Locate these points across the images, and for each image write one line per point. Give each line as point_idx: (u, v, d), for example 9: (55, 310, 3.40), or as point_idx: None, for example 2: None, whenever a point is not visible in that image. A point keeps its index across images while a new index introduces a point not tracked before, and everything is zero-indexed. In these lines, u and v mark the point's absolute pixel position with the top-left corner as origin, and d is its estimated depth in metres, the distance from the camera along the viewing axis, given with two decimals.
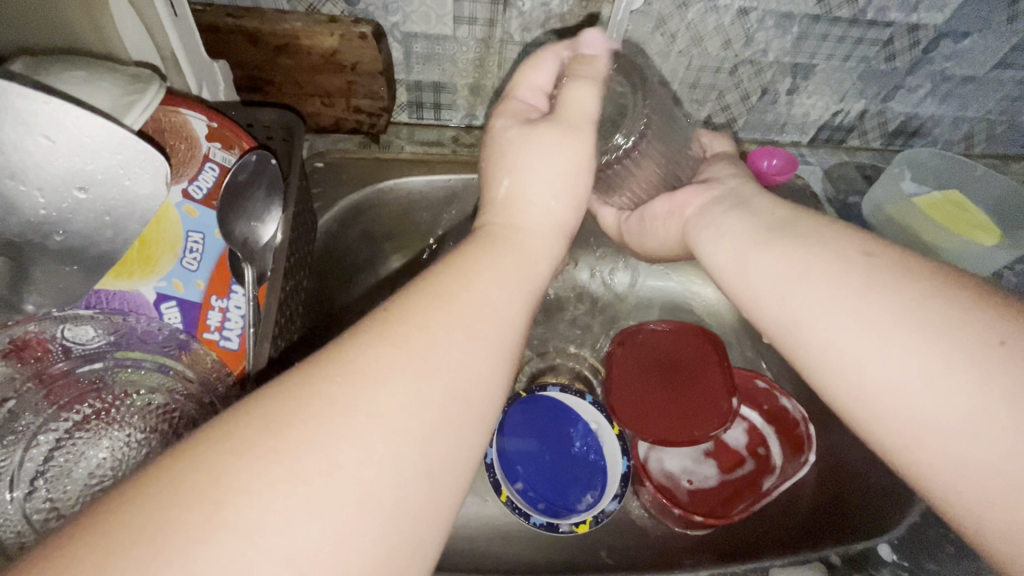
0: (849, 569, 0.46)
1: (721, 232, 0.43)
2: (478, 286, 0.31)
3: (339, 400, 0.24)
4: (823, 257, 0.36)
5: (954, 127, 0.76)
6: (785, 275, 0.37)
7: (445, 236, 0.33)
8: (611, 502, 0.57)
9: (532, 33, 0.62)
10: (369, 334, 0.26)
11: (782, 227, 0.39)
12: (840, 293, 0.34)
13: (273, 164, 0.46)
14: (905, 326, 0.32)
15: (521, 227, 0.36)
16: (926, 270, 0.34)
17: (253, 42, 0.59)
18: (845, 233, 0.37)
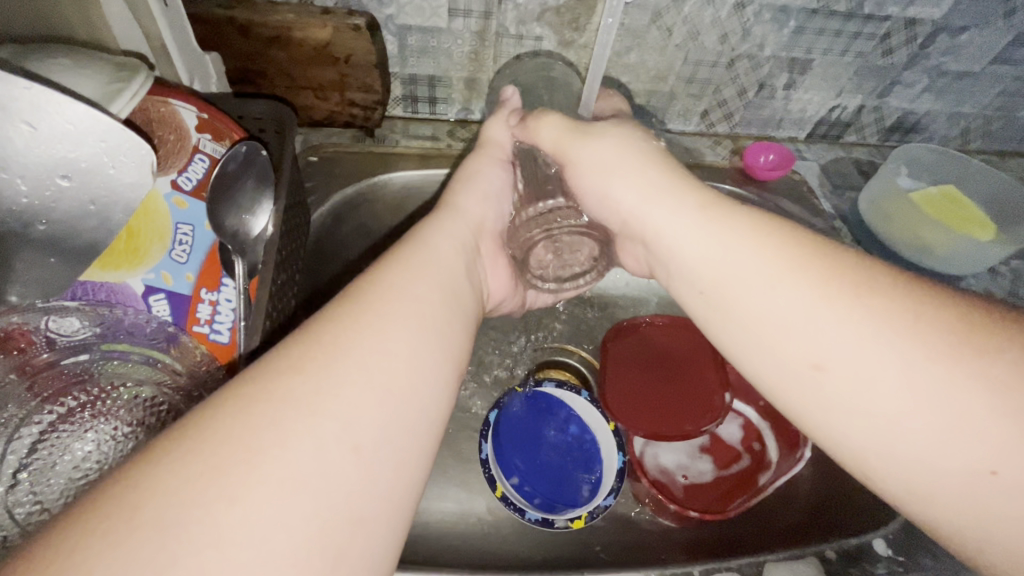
0: (844, 564, 0.46)
1: (682, 295, 0.41)
2: (395, 285, 0.34)
3: (324, 399, 0.27)
4: (780, 350, 0.34)
5: (950, 122, 0.76)
6: (752, 367, 0.36)
7: (419, 261, 0.38)
8: (606, 498, 0.57)
9: (527, 26, 0.61)
10: (352, 345, 0.30)
11: (727, 312, 0.37)
12: (784, 306, 0.34)
13: (264, 156, 0.45)
14: (885, 425, 0.31)
15: (441, 240, 0.42)
16: (894, 348, 0.31)
17: (245, 35, 0.58)
18: (795, 312, 0.34)
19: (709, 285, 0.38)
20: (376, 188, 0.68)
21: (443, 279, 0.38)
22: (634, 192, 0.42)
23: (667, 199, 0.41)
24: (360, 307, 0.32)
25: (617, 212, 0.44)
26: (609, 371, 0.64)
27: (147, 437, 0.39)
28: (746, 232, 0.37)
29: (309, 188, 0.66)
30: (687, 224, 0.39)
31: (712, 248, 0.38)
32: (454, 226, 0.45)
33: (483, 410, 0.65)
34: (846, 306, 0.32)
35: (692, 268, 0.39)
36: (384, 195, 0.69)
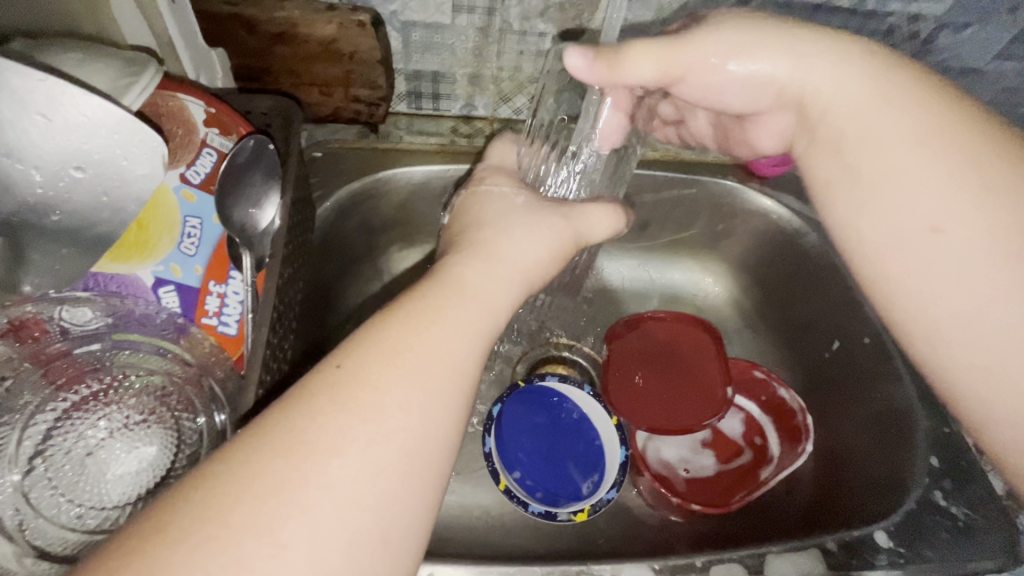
0: (846, 556, 0.46)
1: (811, 158, 0.43)
2: (424, 337, 0.32)
3: (349, 479, 0.27)
4: (903, 215, 0.38)
5: None
6: (864, 229, 0.40)
7: (449, 301, 0.35)
8: (609, 491, 0.57)
9: (531, 21, 0.62)
10: (379, 411, 0.28)
11: (857, 169, 0.39)
12: (961, 221, 0.36)
13: (272, 149, 0.46)
14: (975, 298, 0.36)
15: (477, 275, 0.38)
16: (1021, 223, 0.35)
17: (251, 31, 0.59)
18: (935, 180, 0.36)
19: (848, 140, 0.40)
20: (381, 184, 0.69)
21: (478, 326, 0.35)
22: (783, 58, 0.40)
23: (825, 59, 0.39)
24: (387, 364, 0.30)
25: (771, 87, 0.42)
26: (613, 367, 0.64)
27: (159, 427, 0.41)
28: (911, 104, 0.38)
29: (313, 184, 0.67)
30: (843, 90, 0.39)
31: (863, 108, 0.39)
32: (491, 254, 0.41)
33: (486, 404, 0.65)
34: (988, 183, 0.35)
35: (830, 128, 0.40)
36: (389, 191, 0.69)
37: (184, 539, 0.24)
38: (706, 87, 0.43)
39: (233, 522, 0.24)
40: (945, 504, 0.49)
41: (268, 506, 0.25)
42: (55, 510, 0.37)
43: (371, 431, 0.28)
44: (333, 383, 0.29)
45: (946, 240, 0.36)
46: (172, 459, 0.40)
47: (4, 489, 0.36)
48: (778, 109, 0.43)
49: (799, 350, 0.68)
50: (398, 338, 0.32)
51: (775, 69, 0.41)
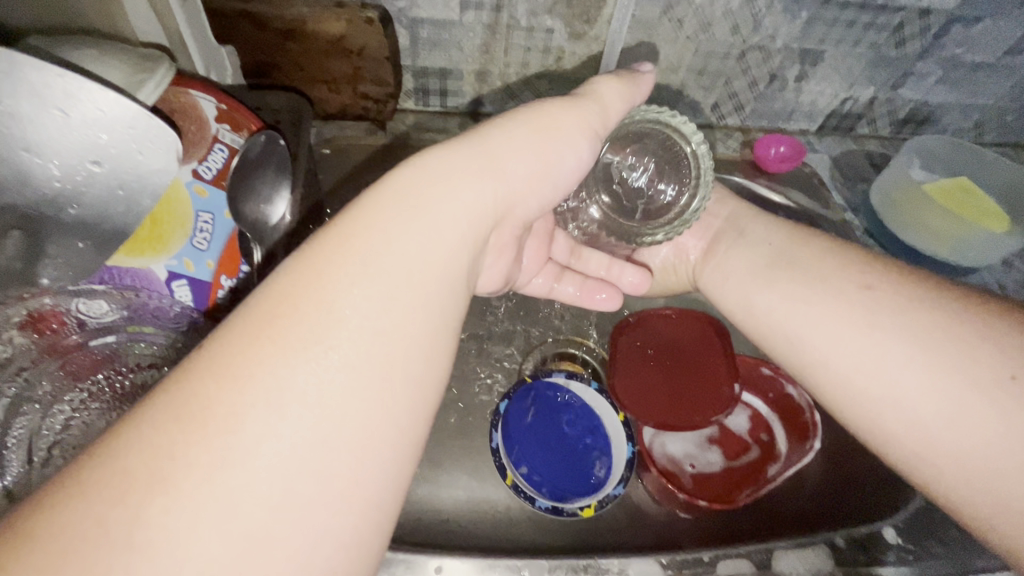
0: (854, 551, 0.46)
1: (735, 276, 0.53)
2: (370, 246, 0.30)
3: (282, 394, 0.25)
4: (825, 335, 0.44)
5: (964, 114, 0.76)
6: (810, 321, 0.45)
7: (405, 212, 0.31)
8: (616, 486, 0.58)
9: (539, 17, 0.62)
10: (321, 322, 0.27)
11: (786, 271, 0.49)
12: (873, 339, 0.42)
13: (283, 145, 0.46)
14: (909, 374, 0.39)
15: (436, 197, 0.33)
16: (912, 300, 0.42)
17: (261, 28, 0.59)
18: (842, 281, 0.45)
19: (775, 289, 0.48)
20: (389, 180, 0.69)
21: (441, 233, 0.32)
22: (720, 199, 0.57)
23: (736, 206, 0.56)
24: (316, 282, 0.28)
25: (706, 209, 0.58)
26: (620, 362, 0.64)
27: None
28: (807, 250, 0.49)
29: (323, 180, 0.67)
30: (759, 243, 0.53)
31: (780, 236, 0.52)
32: (462, 163, 0.35)
33: (494, 400, 0.65)
34: (888, 303, 0.42)
35: (758, 248, 0.52)
36: None
37: (99, 486, 0.22)
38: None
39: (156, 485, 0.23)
40: None
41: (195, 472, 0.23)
42: None
43: (303, 397, 0.26)
44: (271, 343, 0.26)
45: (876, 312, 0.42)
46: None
47: (27, 477, 0.36)
48: (711, 221, 0.57)
49: None
50: (332, 265, 0.29)
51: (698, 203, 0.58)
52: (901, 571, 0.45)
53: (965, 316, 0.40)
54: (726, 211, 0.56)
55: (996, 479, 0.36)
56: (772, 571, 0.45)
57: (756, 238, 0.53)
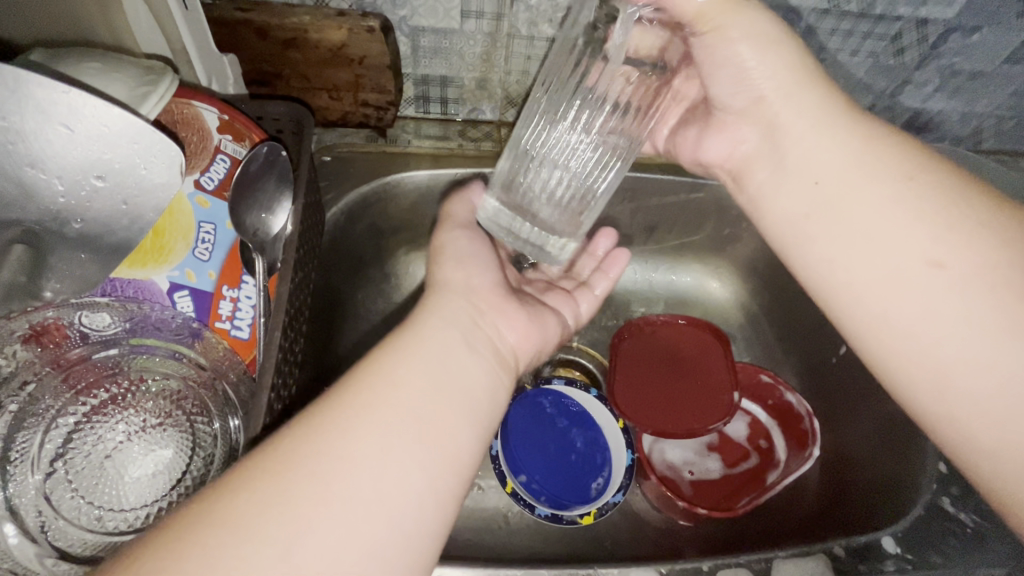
0: (854, 561, 0.46)
1: (778, 199, 0.44)
2: (400, 373, 0.35)
3: (344, 486, 0.30)
4: (867, 277, 0.39)
5: (963, 122, 0.76)
6: (860, 272, 0.39)
7: (425, 344, 0.37)
8: (615, 494, 0.58)
9: (539, 27, 0.63)
10: (368, 428, 0.31)
11: (839, 205, 0.40)
12: (930, 287, 0.37)
13: (285, 156, 0.47)
14: (956, 348, 0.36)
15: (437, 325, 0.39)
16: (989, 258, 0.36)
17: (263, 36, 0.60)
18: (910, 227, 0.38)
19: (825, 205, 0.41)
20: (389, 186, 0.69)
21: (460, 357, 0.38)
22: (772, 78, 0.42)
23: (809, 94, 0.42)
24: (364, 401, 0.33)
25: (751, 92, 0.43)
26: (619, 370, 0.64)
27: (175, 429, 0.41)
28: (884, 151, 0.40)
29: (324, 187, 0.68)
30: (834, 130, 0.41)
31: (840, 151, 0.40)
32: (447, 295, 0.43)
33: None
34: (961, 250, 0.36)
35: (803, 168, 0.42)
36: (395, 194, 0.70)
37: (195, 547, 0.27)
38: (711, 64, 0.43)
39: (246, 518, 0.28)
40: (954, 510, 0.49)
41: (269, 518, 0.28)
42: (74, 512, 0.37)
43: (354, 452, 0.31)
44: (327, 417, 0.32)
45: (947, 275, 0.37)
46: (187, 461, 0.40)
47: (28, 490, 0.37)
48: (744, 120, 0.45)
49: (806, 354, 0.68)
50: (375, 378, 0.34)
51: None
52: None
53: None
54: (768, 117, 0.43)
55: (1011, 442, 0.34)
56: None
57: (818, 155, 0.41)
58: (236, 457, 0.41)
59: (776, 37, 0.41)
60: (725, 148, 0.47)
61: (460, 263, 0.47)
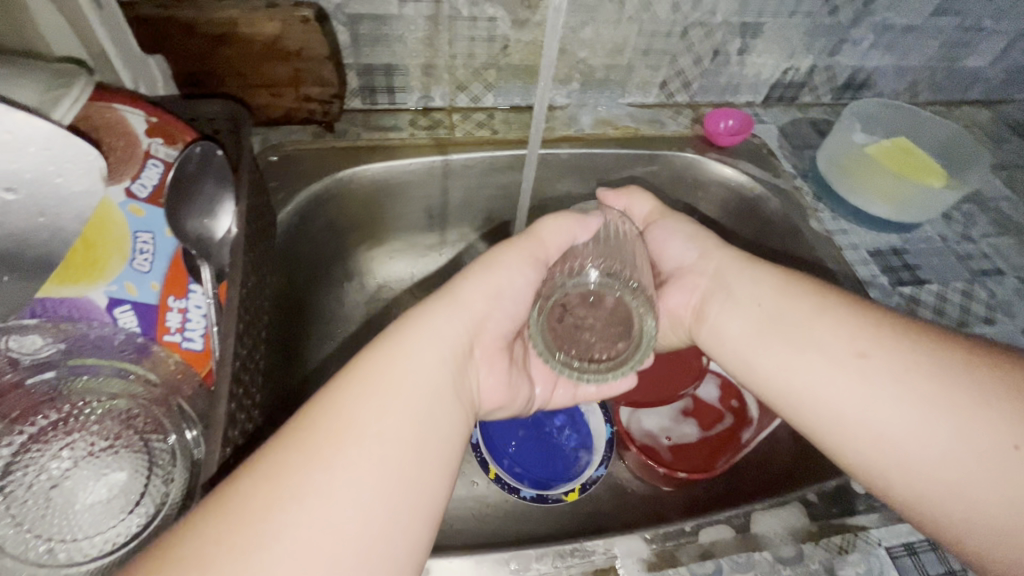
0: (828, 506, 0.47)
1: (729, 325, 0.48)
2: (364, 416, 0.33)
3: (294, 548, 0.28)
4: (812, 378, 0.42)
5: (899, 76, 0.80)
6: (800, 374, 0.42)
7: (392, 377, 0.36)
8: (597, 469, 0.59)
9: (481, 7, 0.63)
10: (328, 477, 0.31)
11: (778, 324, 0.45)
12: (861, 376, 0.40)
13: (221, 155, 0.45)
14: (919, 436, 0.37)
15: (414, 345, 0.38)
16: (912, 359, 0.39)
17: (192, 34, 0.57)
18: (833, 332, 0.42)
19: (764, 321, 0.45)
20: (344, 183, 0.67)
21: (429, 403, 0.36)
22: (694, 246, 0.52)
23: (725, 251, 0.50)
24: (315, 445, 0.32)
25: (691, 260, 0.52)
26: None
27: (127, 451, 0.39)
28: (798, 280, 0.46)
29: (272, 188, 0.65)
30: (748, 271, 0.48)
31: (767, 287, 0.46)
32: (459, 311, 0.41)
33: None
34: (890, 347, 0.40)
35: (741, 296, 0.47)
36: (352, 191, 0.68)
37: None
38: (665, 240, 0.54)
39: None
40: None
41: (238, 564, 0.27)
42: (19, 546, 0.35)
43: (322, 490, 0.30)
44: (299, 458, 0.31)
45: (875, 364, 0.40)
46: (145, 482, 0.39)
47: None
48: (693, 271, 0.51)
49: None
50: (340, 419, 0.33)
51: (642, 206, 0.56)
52: (872, 518, 0.47)
53: (955, 349, 0.39)
54: (709, 271, 0.50)
55: (998, 528, 0.35)
56: (752, 533, 0.45)
57: (744, 296, 0.47)
58: (198, 470, 0.40)
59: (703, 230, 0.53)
60: (684, 298, 0.51)
61: (492, 283, 0.43)
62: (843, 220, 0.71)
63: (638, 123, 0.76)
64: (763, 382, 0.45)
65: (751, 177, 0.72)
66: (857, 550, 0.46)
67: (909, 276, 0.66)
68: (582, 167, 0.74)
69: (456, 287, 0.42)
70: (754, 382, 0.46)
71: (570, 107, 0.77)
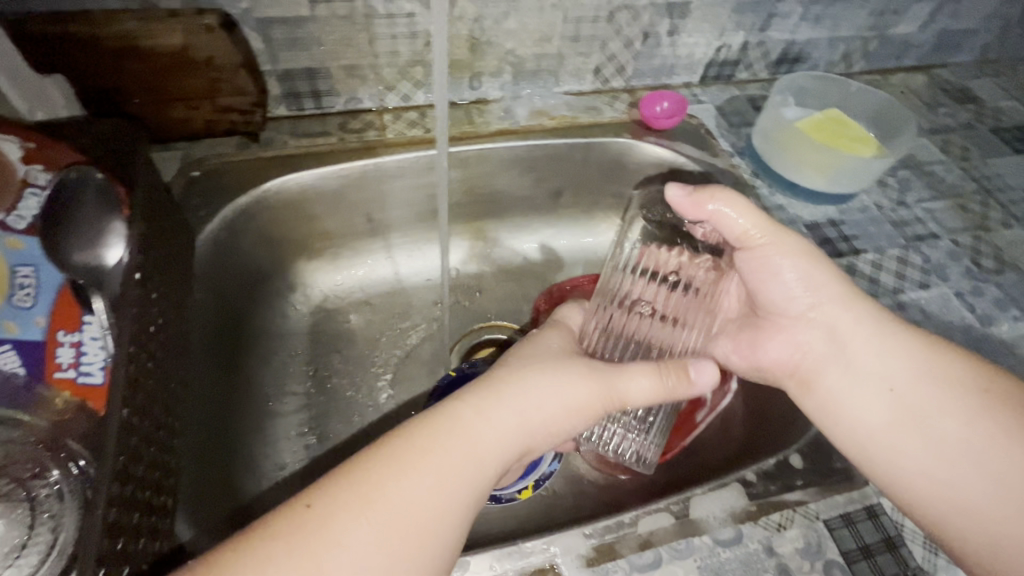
0: (765, 484, 0.47)
1: (860, 398, 0.46)
2: (412, 486, 0.34)
3: None
4: (954, 471, 0.42)
5: (832, 48, 0.80)
6: (950, 476, 0.42)
7: (455, 461, 0.36)
8: (550, 464, 0.59)
9: (397, 3, 0.62)
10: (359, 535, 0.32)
11: (924, 413, 0.44)
12: (1014, 493, 0.40)
13: (100, 176, 0.43)
14: None
15: (478, 430, 0.37)
16: None
17: (90, 50, 0.54)
18: (999, 452, 0.41)
19: (910, 405, 0.44)
20: (274, 194, 0.65)
21: (471, 493, 0.36)
22: (831, 295, 0.48)
23: (863, 308, 0.47)
24: (362, 505, 0.33)
25: (809, 310, 0.48)
26: None
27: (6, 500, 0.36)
28: (947, 361, 0.45)
29: (196, 206, 0.62)
30: (892, 342, 0.46)
31: (915, 366, 0.45)
32: (516, 394, 0.40)
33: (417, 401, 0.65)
34: None
35: (872, 372, 0.46)
36: (283, 201, 0.66)
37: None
38: (758, 275, 0.49)
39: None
40: None
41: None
42: None
43: (358, 548, 0.31)
44: (339, 503, 0.32)
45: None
46: (27, 526, 0.36)
47: None
48: (804, 324, 0.49)
49: None
50: (384, 478, 0.34)
51: (742, 221, 0.48)
52: (809, 492, 0.48)
53: None
54: (822, 328, 0.48)
55: None
56: (690, 519, 0.45)
57: (880, 368, 0.46)
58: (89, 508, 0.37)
59: (815, 254, 0.48)
60: (788, 348, 0.50)
61: (552, 378, 0.41)
62: (780, 195, 0.71)
63: (574, 111, 0.75)
64: (893, 463, 0.44)
65: (687, 159, 0.73)
66: (796, 525, 0.46)
67: (846, 247, 0.67)
68: (519, 160, 0.72)
69: (530, 373, 0.41)
70: (880, 460, 0.45)
71: (504, 100, 0.75)
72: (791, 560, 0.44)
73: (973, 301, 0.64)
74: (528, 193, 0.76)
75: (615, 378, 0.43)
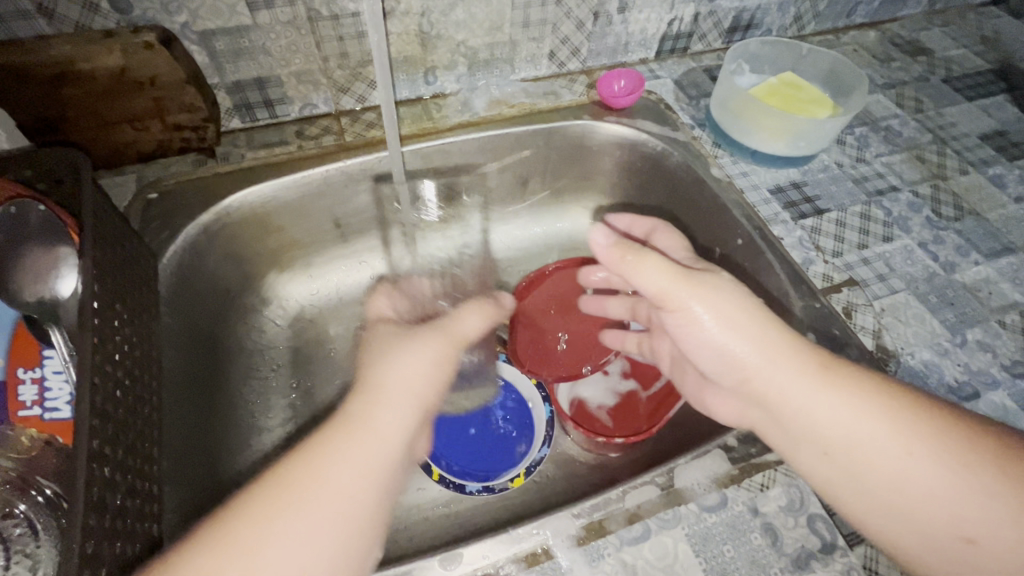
0: (747, 447, 0.48)
1: (801, 458, 0.44)
2: (322, 477, 0.38)
3: None
4: (901, 530, 0.40)
5: (782, 12, 0.81)
6: (887, 530, 0.41)
7: (359, 451, 0.40)
8: (541, 450, 0.61)
9: (339, 4, 0.60)
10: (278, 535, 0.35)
11: (858, 473, 0.41)
12: (953, 549, 0.39)
13: (43, 209, 0.43)
14: None
15: (371, 418, 0.42)
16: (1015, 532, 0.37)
17: (25, 80, 0.53)
18: (939, 504, 0.39)
19: (849, 466, 0.42)
20: (236, 209, 0.64)
21: (381, 471, 0.40)
22: (756, 353, 0.44)
23: (785, 366, 0.43)
24: (279, 505, 0.37)
25: (737, 373, 0.45)
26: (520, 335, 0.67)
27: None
28: (877, 411, 0.41)
29: (155, 229, 0.61)
30: (823, 401, 0.42)
31: (847, 424, 0.41)
32: (390, 381, 0.45)
33: None
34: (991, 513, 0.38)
35: (811, 438, 0.43)
36: (244, 215, 0.65)
37: None
38: (688, 335, 0.47)
39: None
40: None
41: None
42: None
43: (281, 548, 0.35)
44: (257, 508, 0.36)
45: (982, 552, 0.38)
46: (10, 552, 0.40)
47: None
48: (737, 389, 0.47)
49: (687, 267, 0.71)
50: (290, 479, 0.38)
51: (652, 281, 0.45)
52: None
53: None
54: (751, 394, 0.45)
55: None
56: (676, 490, 0.46)
57: (809, 429, 0.43)
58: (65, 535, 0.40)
59: (743, 299, 0.45)
60: (730, 409, 0.49)
61: (412, 361, 0.46)
62: (742, 162, 0.72)
63: (533, 97, 0.75)
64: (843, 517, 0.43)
65: (649, 135, 0.72)
66: (779, 484, 0.47)
67: (810, 208, 0.68)
68: (481, 151, 0.72)
69: (390, 358, 0.46)
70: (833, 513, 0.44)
71: (461, 92, 0.75)
72: (776, 518, 0.46)
73: (935, 249, 0.66)
74: (494, 184, 0.76)
75: (453, 328, 0.50)
